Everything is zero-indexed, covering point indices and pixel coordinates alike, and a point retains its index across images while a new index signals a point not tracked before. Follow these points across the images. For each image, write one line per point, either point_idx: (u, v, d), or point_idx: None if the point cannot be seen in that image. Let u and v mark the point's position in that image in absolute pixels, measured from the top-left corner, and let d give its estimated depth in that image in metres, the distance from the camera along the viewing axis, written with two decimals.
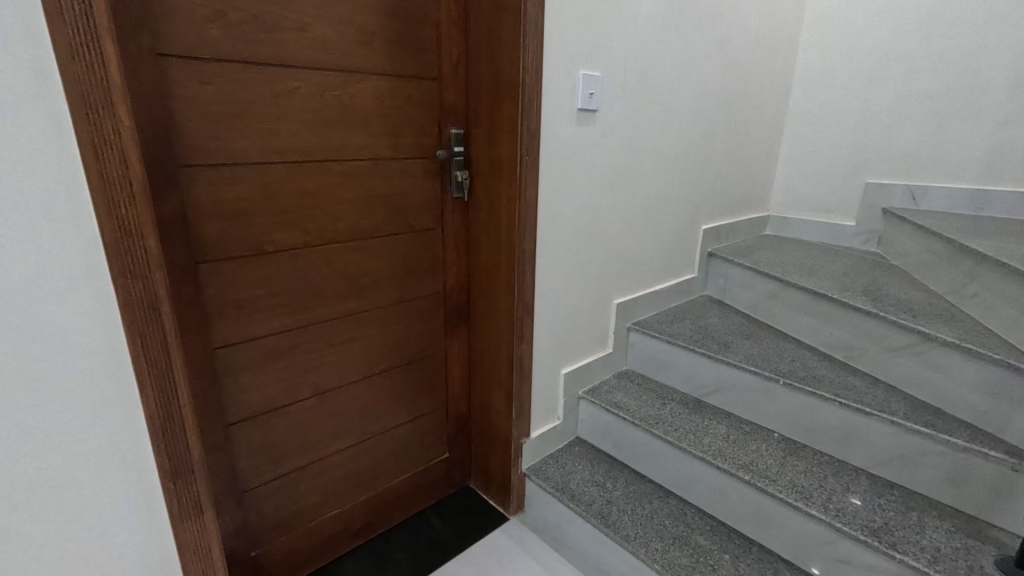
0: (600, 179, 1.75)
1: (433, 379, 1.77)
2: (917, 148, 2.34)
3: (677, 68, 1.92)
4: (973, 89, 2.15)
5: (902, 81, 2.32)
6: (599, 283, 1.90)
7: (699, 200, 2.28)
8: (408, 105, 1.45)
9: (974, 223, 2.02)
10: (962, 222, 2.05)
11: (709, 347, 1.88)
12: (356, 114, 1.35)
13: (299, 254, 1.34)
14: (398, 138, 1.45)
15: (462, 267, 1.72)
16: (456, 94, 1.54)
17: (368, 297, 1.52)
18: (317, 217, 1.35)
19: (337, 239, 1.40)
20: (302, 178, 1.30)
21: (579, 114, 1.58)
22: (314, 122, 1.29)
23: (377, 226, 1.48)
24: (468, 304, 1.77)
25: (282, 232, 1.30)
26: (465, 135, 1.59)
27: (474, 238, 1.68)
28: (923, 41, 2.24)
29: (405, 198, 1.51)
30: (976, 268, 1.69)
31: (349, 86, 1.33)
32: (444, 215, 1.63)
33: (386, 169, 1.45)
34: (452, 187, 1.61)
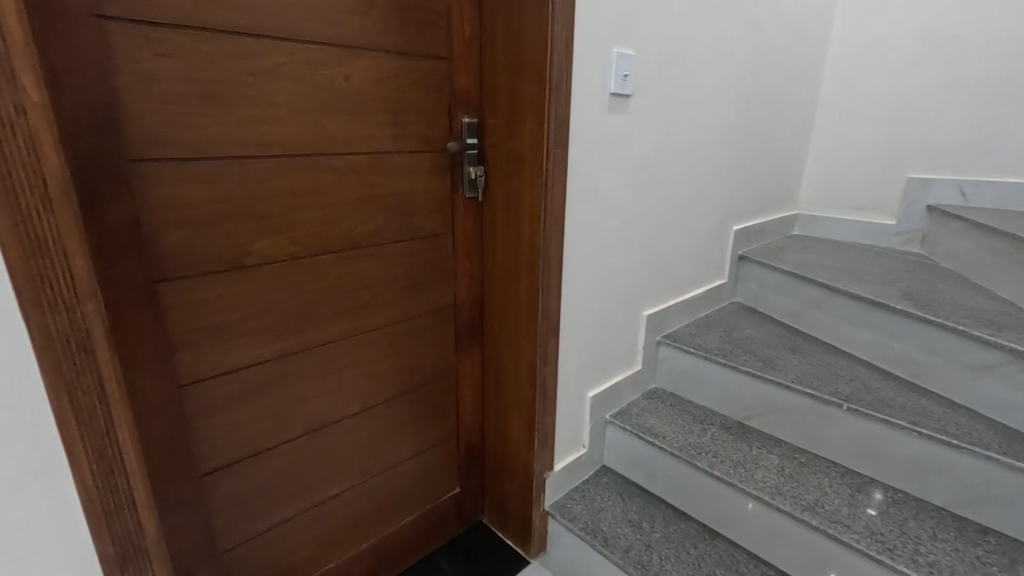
0: (630, 175, 1.53)
1: (442, 407, 1.54)
2: (966, 140, 2.13)
3: (710, 50, 1.70)
4: None
5: (948, 65, 2.11)
6: (627, 294, 1.68)
7: (730, 199, 2.06)
8: (414, 88, 1.22)
9: None
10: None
11: (753, 364, 1.67)
12: (352, 99, 1.12)
13: (285, 268, 1.11)
14: (402, 128, 1.22)
15: (475, 278, 1.49)
16: (469, 76, 1.32)
17: (367, 317, 1.29)
18: (306, 223, 1.12)
19: (331, 250, 1.17)
20: (287, 177, 1.07)
21: (611, 100, 1.36)
22: (302, 108, 1.06)
23: (378, 233, 1.25)
24: (481, 321, 1.54)
25: (264, 243, 1.07)
26: (479, 125, 1.36)
27: (489, 245, 1.45)
28: (974, 22, 2.02)
29: (410, 200, 1.29)
30: None
31: (344, 63, 1.10)
32: (455, 219, 1.40)
33: (388, 165, 1.22)
34: (465, 186, 1.38)
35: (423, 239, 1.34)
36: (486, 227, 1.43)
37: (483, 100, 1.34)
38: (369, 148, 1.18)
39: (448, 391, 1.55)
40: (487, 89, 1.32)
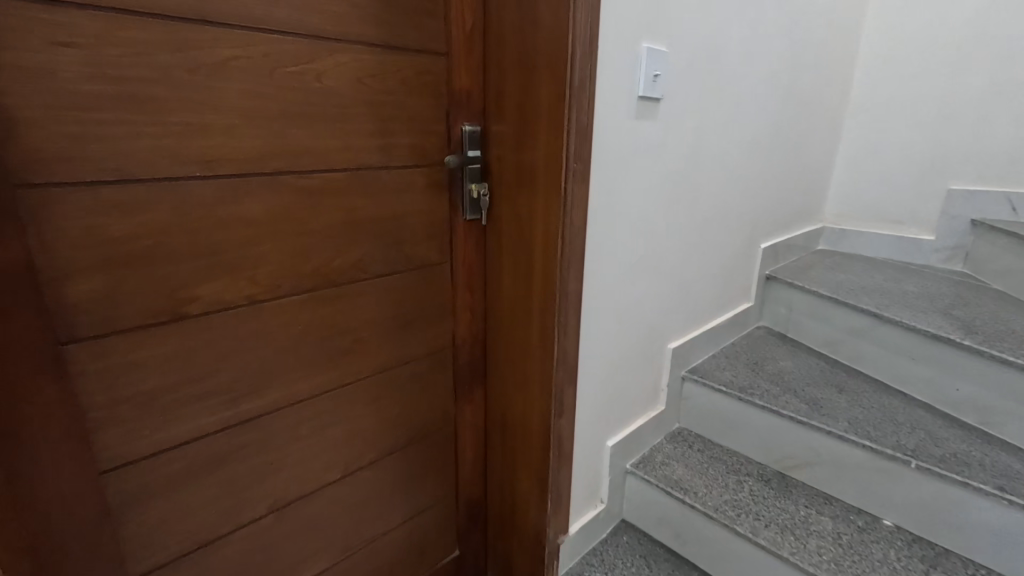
0: (658, 191, 1.31)
1: (439, 462, 1.32)
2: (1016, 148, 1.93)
3: (745, 47, 1.48)
4: None
5: (997, 66, 1.91)
6: (652, 326, 1.46)
7: (760, 214, 1.85)
8: (404, 89, 1.00)
9: None
10: None
11: (795, 407, 1.46)
12: (326, 102, 0.90)
13: (241, 315, 0.88)
14: (389, 138, 1.00)
15: (477, 313, 1.27)
16: (471, 75, 1.10)
17: (348, 367, 1.06)
18: (268, 258, 0.89)
19: (301, 289, 0.95)
20: (242, 201, 0.84)
21: (640, 104, 1.15)
22: (261, 114, 0.83)
23: (360, 265, 1.02)
24: (484, 361, 1.32)
25: (213, 284, 0.84)
26: (483, 133, 1.14)
27: (493, 275, 1.23)
28: None
29: (399, 225, 1.06)
30: None
31: (316, 58, 0.87)
32: (454, 244, 1.18)
33: (372, 183, 1.00)
34: (466, 206, 1.16)
35: (415, 270, 1.12)
36: (490, 254, 1.21)
37: (487, 104, 1.12)
38: (348, 162, 0.96)
39: (447, 444, 1.32)
40: (491, 91, 1.10)
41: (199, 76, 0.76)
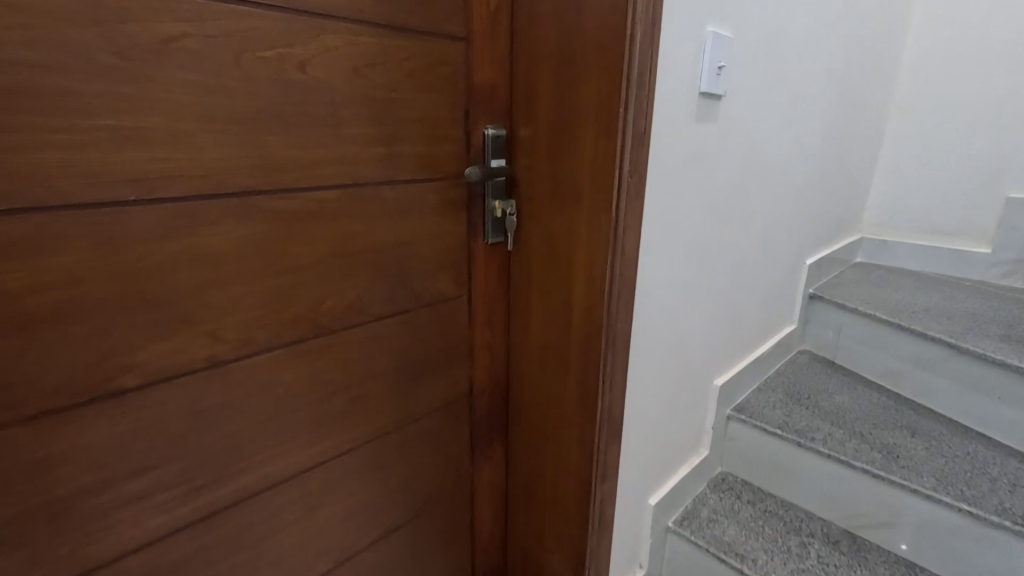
0: (713, 206, 1.10)
1: (452, 532, 1.10)
2: None
3: (806, 37, 1.28)
4: None
5: None
6: (699, 362, 1.25)
7: (807, 227, 1.65)
8: (413, 82, 0.78)
9: None
10: None
11: (867, 456, 1.25)
12: (312, 99, 0.68)
13: (201, 383, 0.66)
14: (393, 145, 0.78)
15: (499, 355, 1.05)
16: (496, 66, 0.88)
17: (342, 432, 0.84)
18: (238, 304, 0.67)
19: (281, 341, 0.73)
20: (199, 230, 0.62)
21: (701, 103, 0.94)
22: (223, 114, 0.61)
23: (358, 306, 0.80)
24: (506, 410, 1.10)
25: (159, 346, 0.62)
26: (509, 137, 0.92)
27: (519, 310, 1.01)
28: None
29: (406, 255, 0.85)
30: None
31: (298, 39, 0.65)
32: (473, 274, 0.96)
33: (373, 202, 0.78)
34: (487, 227, 0.94)
35: (426, 307, 0.91)
36: (515, 284, 1.00)
37: (514, 102, 0.90)
38: (342, 176, 0.74)
39: (462, 510, 1.10)
40: (520, 85, 0.89)
41: (132, 62, 0.54)
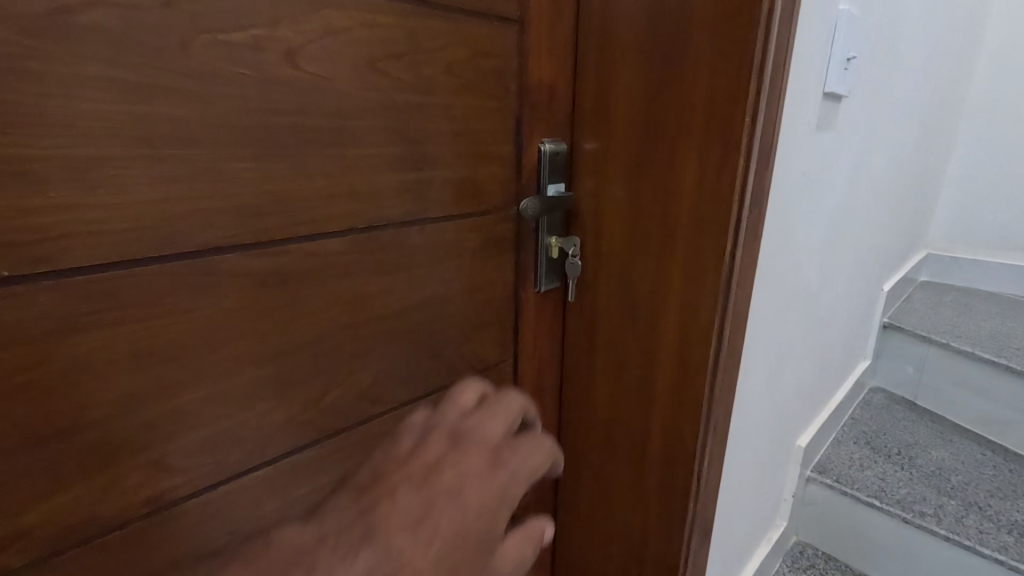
0: (820, 234, 0.87)
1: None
2: None
3: (914, 22, 1.04)
4: None
5: None
6: (785, 422, 1.02)
7: (888, 248, 1.41)
8: (452, 81, 0.56)
9: None
10: None
11: (996, 538, 1.03)
12: (313, 107, 0.46)
13: (142, 536, 0.44)
14: (425, 170, 0.56)
15: (549, 429, 0.83)
16: (557, 59, 0.65)
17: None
18: (202, 415, 0.45)
19: (266, 457, 0.50)
20: (137, 316, 0.40)
21: (826, 104, 0.71)
22: (175, 132, 0.39)
23: (374, 393, 0.58)
24: (556, 495, 0.88)
25: (76, 494, 0.40)
26: (570, 154, 0.70)
27: (578, 374, 0.79)
28: None
29: (437, 317, 0.62)
30: None
31: (291, 16, 0.43)
32: (521, 331, 0.73)
33: (395, 250, 0.56)
34: (540, 271, 0.71)
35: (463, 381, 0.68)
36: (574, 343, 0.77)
37: (579, 108, 0.68)
38: (354, 217, 0.51)
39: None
40: (589, 86, 0.66)
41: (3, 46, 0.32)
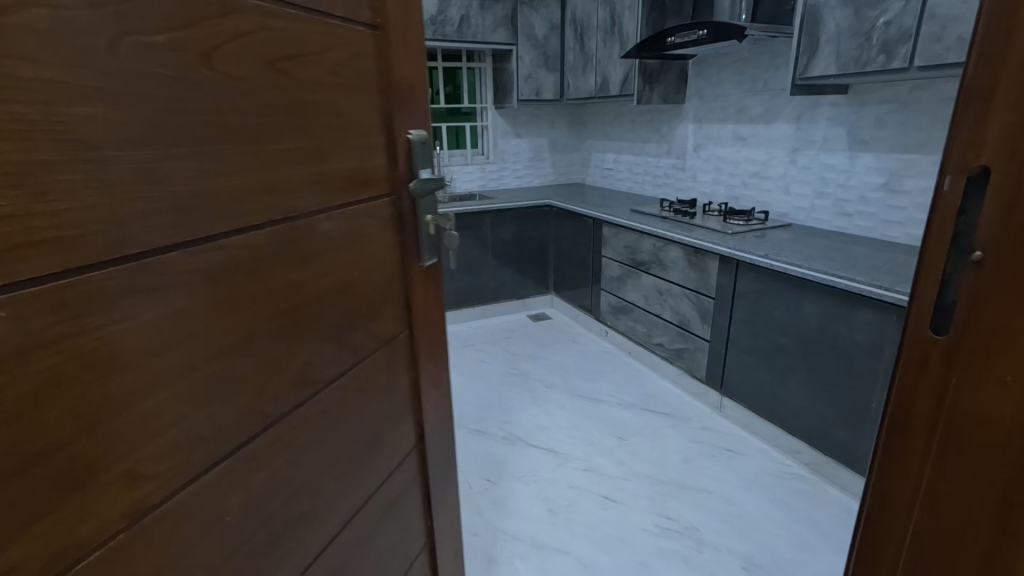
0: None
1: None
2: None
3: None
4: None
5: None
6: None
7: None
8: (341, 79, 0.62)
9: None
10: None
11: None
12: (230, 104, 0.48)
13: (161, 531, 0.46)
14: (328, 158, 0.61)
15: (440, 390, 0.95)
16: (412, 65, 0.76)
17: (302, 546, 0.64)
18: (167, 415, 0.45)
19: (222, 454, 0.51)
20: (96, 320, 0.39)
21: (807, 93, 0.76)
22: (147, 152, 0.41)
23: (309, 375, 0.62)
24: (452, 447, 1.00)
25: (52, 522, 0.38)
26: (432, 145, 0.81)
27: (865, 517, 0.63)
28: None
29: (348, 298, 0.68)
30: None
31: (195, 17, 0.44)
32: (412, 307, 0.82)
33: (311, 236, 0.60)
34: (420, 249, 0.82)
35: (377, 353, 0.75)
36: (897, 499, 0.57)
37: (952, 152, 0.48)
38: (279, 206, 0.55)
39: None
40: (1019, 89, 0.42)
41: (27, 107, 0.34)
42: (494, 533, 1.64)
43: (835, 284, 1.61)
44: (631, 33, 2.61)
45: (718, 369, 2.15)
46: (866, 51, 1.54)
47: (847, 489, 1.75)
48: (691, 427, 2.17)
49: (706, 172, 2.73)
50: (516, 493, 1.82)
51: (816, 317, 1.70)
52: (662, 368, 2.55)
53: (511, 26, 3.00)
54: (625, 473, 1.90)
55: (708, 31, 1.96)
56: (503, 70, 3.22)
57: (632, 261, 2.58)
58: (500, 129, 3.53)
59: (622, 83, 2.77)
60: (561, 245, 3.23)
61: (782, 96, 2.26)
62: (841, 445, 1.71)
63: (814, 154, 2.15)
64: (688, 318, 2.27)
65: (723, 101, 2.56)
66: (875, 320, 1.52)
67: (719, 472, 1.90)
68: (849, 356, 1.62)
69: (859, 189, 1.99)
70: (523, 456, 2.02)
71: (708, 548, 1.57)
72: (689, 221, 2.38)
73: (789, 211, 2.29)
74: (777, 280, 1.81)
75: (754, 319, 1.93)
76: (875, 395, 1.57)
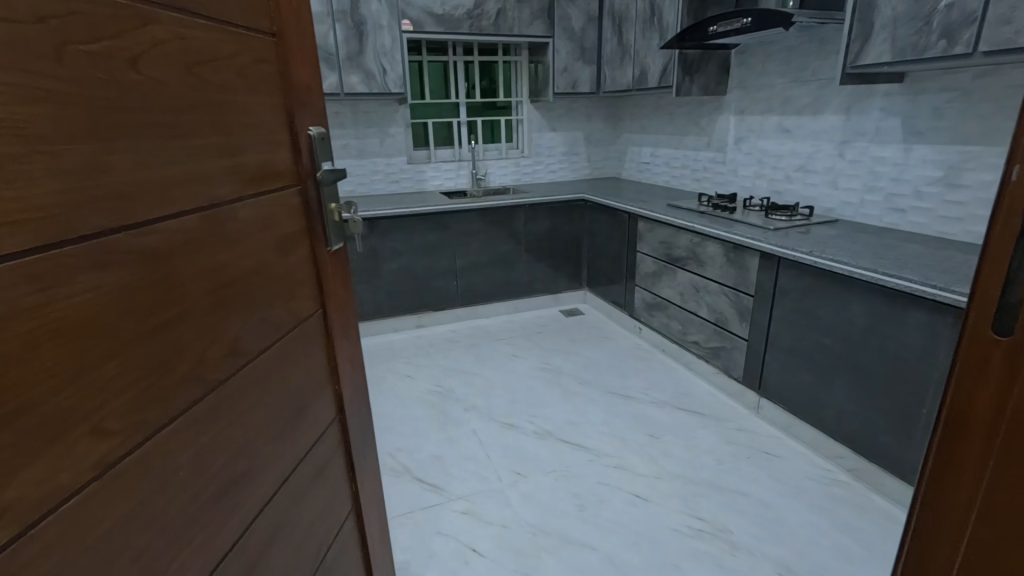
0: None
1: (352, 570, 1.02)
2: (969, 196, 1.96)
3: None
4: (1002, 127, 1.83)
5: (984, 120, 1.88)
6: None
7: None
8: (251, 82, 0.70)
9: (952, 256, 1.86)
10: (960, 256, 1.85)
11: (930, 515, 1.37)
12: (155, 103, 0.54)
13: (129, 479, 0.52)
14: (245, 154, 0.69)
15: (354, 363, 1.03)
16: (308, 69, 0.84)
17: (245, 504, 0.70)
18: (126, 377, 0.51)
19: (174, 413, 0.58)
20: (59, 292, 0.44)
21: None
22: (95, 149, 0.48)
23: (239, 346, 0.69)
24: (368, 417, 1.09)
25: (30, 473, 0.43)
26: (331, 140, 0.89)
27: (924, 489, 0.69)
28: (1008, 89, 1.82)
29: (267, 279, 0.74)
30: (937, 325, 1.61)
31: (123, 28, 0.50)
32: (324, 287, 0.90)
33: (233, 221, 0.67)
34: (328, 234, 0.90)
35: (296, 327, 0.82)
36: (961, 475, 0.63)
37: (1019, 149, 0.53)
38: (205, 194, 0.62)
39: (354, 544, 1.03)
40: None
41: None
42: (523, 526, 1.83)
43: (882, 282, 1.74)
44: (671, 22, 2.83)
45: (757, 370, 2.35)
46: (926, 36, 1.64)
47: (891, 498, 1.88)
48: (729, 427, 2.37)
49: (746, 165, 2.98)
50: (545, 487, 2.02)
51: (864, 317, 1.83)
52: (697, 365, 2.79)
53: (548, 18, 3.30)
54: (656, 472, 2.09)
55: (753, 20, 2.15)
56: (540, 64, 3.58)
57: (669, 257, 2.82)
58: (536, 124, 3.90)
59: (660, 75, 3.01)
60: (595, 240, 3.55)
61: (829, 87, 2.45)
62: (886, 451, 1.85)
63: (864, 146, 2.31)
64: (726, 316, 2.48)
65: (768, 92, 2.78)
66: (926, 321, 1.64)
67: (754, 473, 2.07)
68: (894, 359, 1.76)
69: (914, 182, 2.14)
70: (552, 451, 2.24)
71: (742, 552, 1.70)
72: (729, 216, 2.58)
73: (836, 206, 2.48)
74: (822, 276, 1.96)
75: (796, 318, 2.10)
76: (925, 400, 1.68)
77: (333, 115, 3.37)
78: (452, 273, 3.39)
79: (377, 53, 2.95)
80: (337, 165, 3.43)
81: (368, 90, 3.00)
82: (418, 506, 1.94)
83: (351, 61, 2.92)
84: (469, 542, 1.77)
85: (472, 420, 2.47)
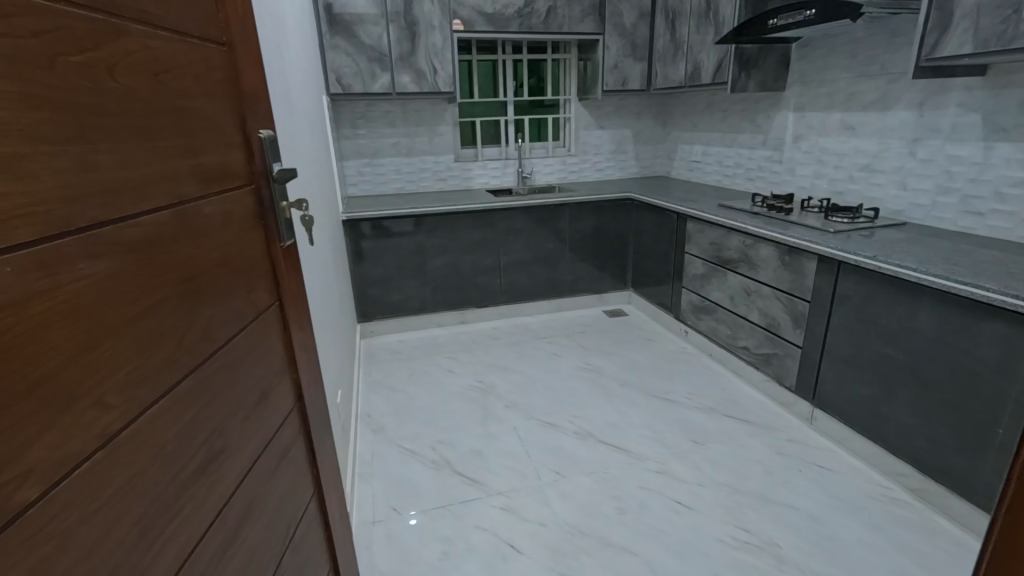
0: None
1: (316, 551, 1.06)
2: None
3: None
4: None
5: None
6: None
7: None
8: (208, 89, 0.74)
9: None
10: None
11: None
12: (128, 107, 0.58)
13: (128, 447, 0.57)
14: (206, 156, 0.74)
15: (308, 352, 1.07)
16: (254, 76, 0.89)
17: (225, 478, 0.75)
18: (120, 356, 0.56)
19: (161, 390, 0.63)
20: (61, 276, 0.49)
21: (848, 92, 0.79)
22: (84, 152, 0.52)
23: (211, 331, 0.73)
24: (322, 405, 1.13)
25: (47, 440, 0.48)
26: (278, 142, 0.94)
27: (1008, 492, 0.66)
28: None
29: (232, 270, 0.79)
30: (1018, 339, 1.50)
31: (101, 40, 0.55)
32: (280, 280, 0.94)
33: (200, 216, 0.72)
34: (281, 230, 0.95)
35: (257, 318, 0.86)
36: None
37: None
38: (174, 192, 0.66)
39: (318, 526, 1.07)
40: None
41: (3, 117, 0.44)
42: (561, 525, 1.84)
43: (952, 290, 1.64)
44: (728, 16, 2.75)
45: (813, 380, 2.26)
46: (1013, 25, 1.53)
47: (958, 520, 1.78)
48: (779, 437, 2.29)
49: (806, 164, 2.87)
50: (584, 488, 2.02)
51: (932, 328, 1.73)
52: (745, 371, 2.72)
53: (599, 15, 3.28)
54: (699, 479, 2.05)
55: (816, 12, 2.05)
56: (590, 62, 3.55)
57: (719, 259, 2.75)
58: (583, 121, 3.88)
59: (714, 72, 2.93)
60: (642, 239, 3.50)
61: (899, 82, 2.31)
62: (953, 470, 1.74)
63: (937, 145, 2.17)
64: (778, 322, 2.40)
65: (831, 87, 2.65)
66: (1005, 333, 1.53)
67: (805, 487, 1.99)
68: (964, 372, 1.66)
69: (994, 182, 2.00)
70: (593, 452, 2.23)
71: (790, 566, 1.65)
72: (784, 218, 2.49)
73: (904, 207, 2.35)
74: (886, 283, 1.86)
75: (856, 327, 2.01)
76: (1002, 420, 1.57)
77: (384, 114, 3.47)
78: (496, 270, 3.43)
79: (429, 53, 3.02)
80: (385, 163, 3.53)
81: (420, 89, 3.07)
82: (457, 500, 1.98)
83: (404, 61, 2.99)
84: (508, 537, 1.79)
85: (513, 418, 2.50)
